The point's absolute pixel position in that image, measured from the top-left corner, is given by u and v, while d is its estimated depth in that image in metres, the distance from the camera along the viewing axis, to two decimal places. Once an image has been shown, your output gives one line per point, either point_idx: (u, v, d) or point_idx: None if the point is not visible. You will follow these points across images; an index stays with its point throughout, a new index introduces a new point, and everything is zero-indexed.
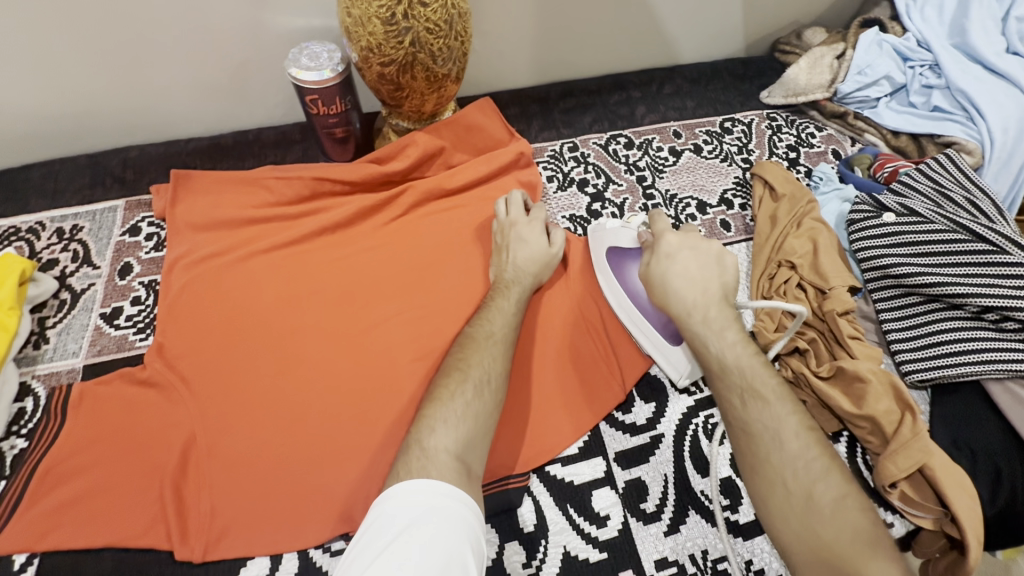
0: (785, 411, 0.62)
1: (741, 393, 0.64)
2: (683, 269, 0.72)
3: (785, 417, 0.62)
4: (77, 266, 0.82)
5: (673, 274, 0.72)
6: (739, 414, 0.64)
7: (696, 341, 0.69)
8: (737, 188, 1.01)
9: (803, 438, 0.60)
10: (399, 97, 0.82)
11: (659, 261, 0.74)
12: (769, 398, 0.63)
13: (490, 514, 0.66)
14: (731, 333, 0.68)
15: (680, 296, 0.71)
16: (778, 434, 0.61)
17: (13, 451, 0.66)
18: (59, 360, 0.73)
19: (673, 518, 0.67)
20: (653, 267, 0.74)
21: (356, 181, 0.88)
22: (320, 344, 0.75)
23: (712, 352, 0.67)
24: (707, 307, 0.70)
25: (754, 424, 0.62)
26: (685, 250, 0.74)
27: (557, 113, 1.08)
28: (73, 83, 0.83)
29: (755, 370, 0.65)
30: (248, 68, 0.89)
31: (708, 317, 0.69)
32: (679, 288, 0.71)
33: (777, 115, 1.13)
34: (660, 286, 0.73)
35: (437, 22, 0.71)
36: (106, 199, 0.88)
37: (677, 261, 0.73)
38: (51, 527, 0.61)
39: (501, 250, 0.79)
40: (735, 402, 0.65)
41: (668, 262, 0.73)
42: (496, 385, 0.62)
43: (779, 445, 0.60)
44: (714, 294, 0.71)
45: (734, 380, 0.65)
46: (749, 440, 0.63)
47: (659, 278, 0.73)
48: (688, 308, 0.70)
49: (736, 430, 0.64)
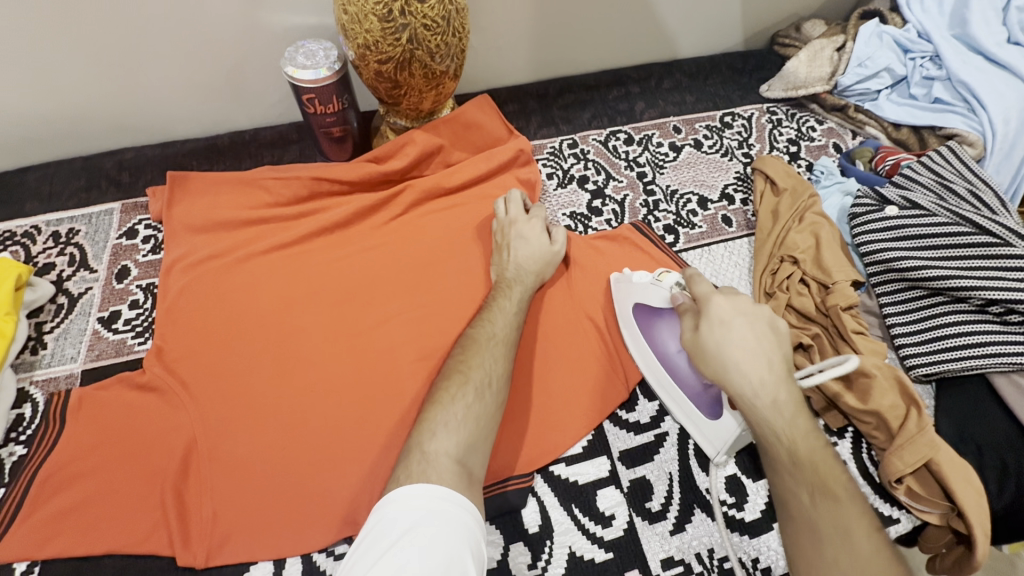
0: (859, 515, 0.52)
1: (808, 486, 0.55)
2: (745, 341, 0.59)
3: (861, 524, 0.51)
4: (73, 270, 0.81)
5: (732, 344, 0.59)
6: (807, 512, 0.54)
7: (756, 421, 0.58)
8: (738, 183, 1.00)
9: (875, 543, 0.50)
10: (397, 96, 0.81)
11: (712, 327, 0.61)
12: (840, 496, 0.53)
13: (493, 515, 0.65)
14: (803, 420, 0.57)
15: (740, 373, 0.58)
16: (848, 537, 0.51)
17: (12, 458, 0.66)
18: (57, 365, 0.73)
19: (679, 517, 0.66)
20: (704, 333, 0.61)
21: (354, 180, 0.87)
22: (320, 346, 0.75)
23: (778, 439, 0.57)
24: (776, 388, 0.57)
25: (821, 524, 0.53)
26: (740, 316, 0.60)
27: (555, 109, 1.07)
28: (66, 85, 0.82)
29: (825, 459, 0.56)
30: (244, 67, 0.88)
31: (778, 400, 0.57)
32: (740, 359, 0.59)
33: (777, 109, 1.12)
34: (716, 357, 0.60)
35: (434, 18, 0.70)
36: (102, 202, 0.87)
37: (736, 327, 0.60)
38: (51, 534, 0.61)
39: (501, 248, 0.79)
40: (803, 497, 0.55)
41: (724, 329, 0.60)
42: (498, 387, 0.62)
43: (850, 551, 0.50)
44: (780, 369, 0.58)
45: (801, 470, 0.55)
46: (814, 539, 0.53)
47: (713, 347, 0.60)
48: (753, 389, 0.57)
49: (798, 528, 0.54)
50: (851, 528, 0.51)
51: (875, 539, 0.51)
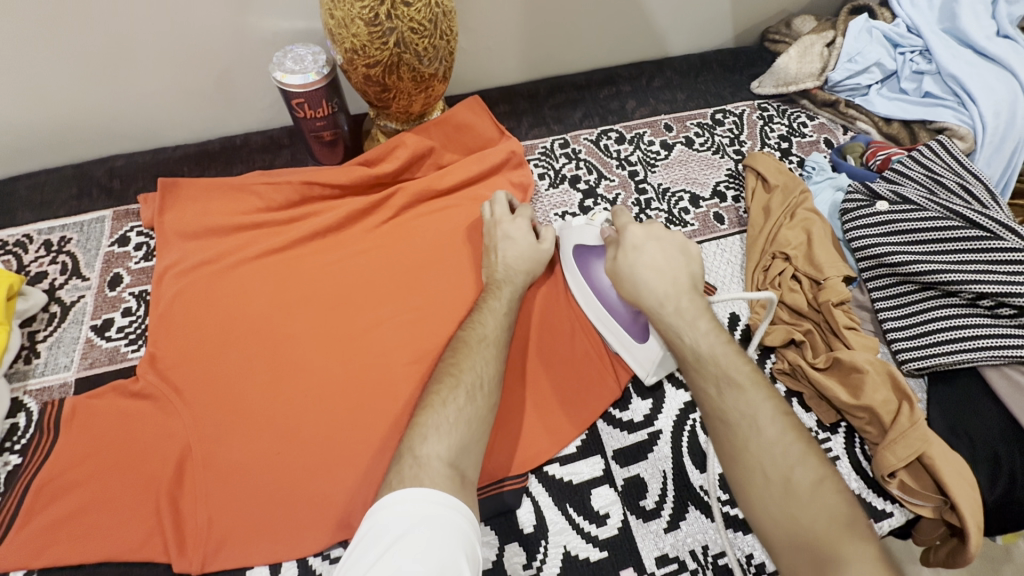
0: (757, 394, 0.58)
1: (715, 381, 0.60)
2: (653, 260, 0.69)
3: (761, 403, 0.58)
4: (66, 278, 0.81)
5: (642, 266, 0.68)
6: (716, 404, 0.60)
7: (669, 332, 0.66)
8: (730, 180, 1.00)
9: (779, 425, 0.56)
10: (386, 99, 0.81)
11: (626, 254, 0.71)
12: (741, 383, 0.59)
13: (488, 516, 0.66)
14: (704, 322, 0.64)
15: (650, 290, 0.67)
16: (755, 420, 0.57)
17: (7, 468, 0.66)
18: (50, 374, 0.73)
19: (673, 514, 0.67)
20: (622, 261, 0.70)
21: (345, 183, 0.87)
22: (313, 350, 0.75)
23: (686, 342, 0.64)
24: (678, 298, 0.66)
25: (730, 413, 0.58)
26: (652, 241, 0.71)
27: (547, 109, 1.07)
28: (55, 93, 0.82)
29: (728, 354, 0.62)
30: (234, 73, 0.88)
31: (680, 307, 0.66)
32: (648, 277, 0.68)
33: (768, 105, 1.12)
34: (630, 281, 0.69)
35: (421, 21, 0.70)
36: (93, 209, 0.87)
37: (646, 251, 0.69)
38: (47, 543, 0.61)
39: (490, 250, 0.79)
40: (711, 389, 0.60)
41: (636, 254, 0.70)
42: (489, 388, 0.62)
43: (756, 431, 0.56)
44: (684, 281, 0.68)
45: (705, 367, 0.62)
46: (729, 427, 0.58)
47: (626, 270, 0.69)
48: (660, 301, 0.66)
49: (713, 419, 0.60)
50: (758, 415, 0.57)
51: (779, 416, 0.57)
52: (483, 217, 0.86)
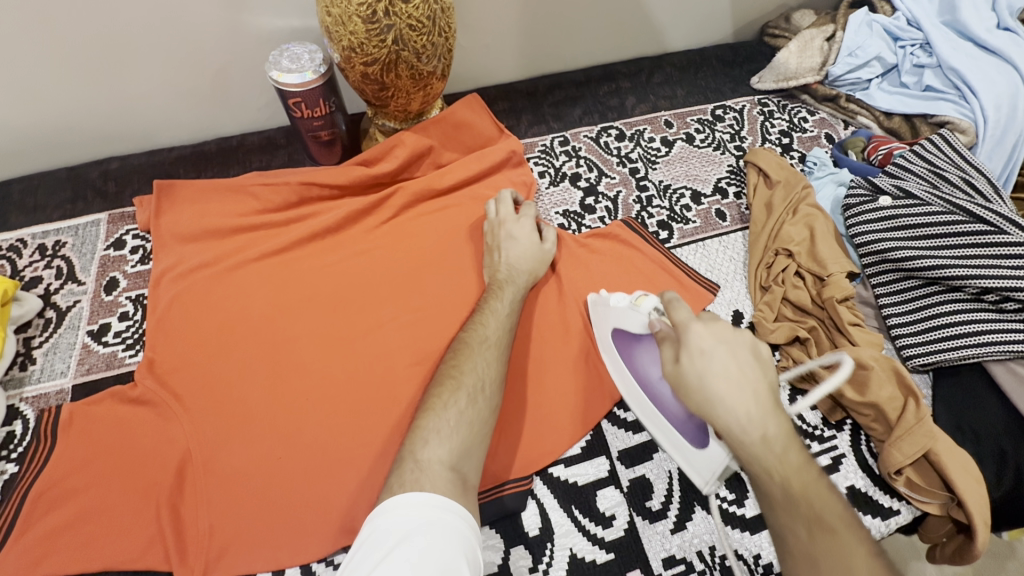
0: (857, 541, 0.46)
1: (805, 522, 0.48)
2: (727, 365, 0.53)
3: (862, 553, 0.45)
4: (61, 283, 0.80)
5: (713, 374, 0.53)
6: (806, 552, 0.47)
7: (750, 461, 0.51)
8: (731, 176, 0.99)
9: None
10: (385, 97, 0.80)
11: (692, 357, 0.55)
12: (837, 528, 0.47)
13: (493, 520, 0.65)
14: (793, 451, 0.50)
15: (725, 405, 0.52)
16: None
17: (4, 477, 0.65)
18: (47, 380, 0.72)
19: (679, 515, 0.66)
20: (684, 364, 0.55)
21: (343, 184, 0.86)
22: (313, 353, 0.74)
23: (771, 475, 0.50)
24: (761, 422, 0.51)
25: (822, 563, 0.46)
26: (722, 343, 0.54)
27: (546, 106, 1.06)
28: (47, 95, 0.81)
29: (818, 487, 0.49)
30: (229, 72, 0.87)
31: (768, 435, 0.51)
32: (722, 391, 0.52)
33: (769, 100, 1.11)
34: (698, 389, 0.54)
35: (419, 18, 0.69)
36: (88, 213, 0.86)
37: (716, 354, 0.54)
38: (44, 553, 0.60)
39: (492, 250, 0.78)
40: (800, 533, 0.48)
41: (703, 358, 0.54)
42: (492, 392, 0.61)
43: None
44: (767, 397, 0.53)
45: (798, 508, 0.49)
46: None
47: (694, 379, 0.54)
48: (739, 424, 0.51)
49: (798, 567, 0.48)
50: (855, 568, 0.45)
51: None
52: (485, 216, 0.85)
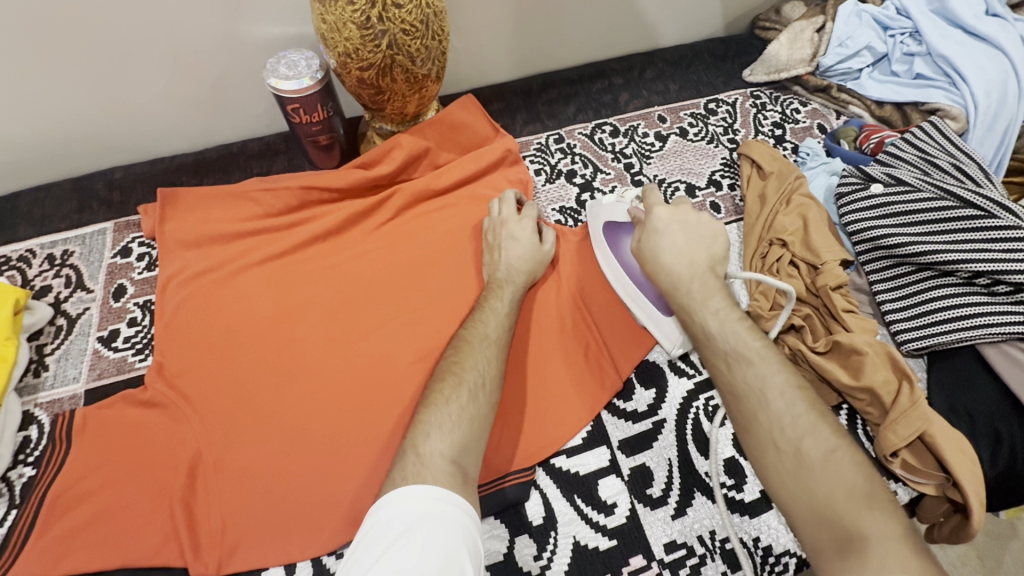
0: (769, 370, 0.63)
1: (726, 358, 0.66)
2: (672, 242, 0.72)
3: (771, 374, 0.63)
4: (70, 291, 0.82)
5: (663, 249, 0.72)
6: (729, 381, 0.65)
7: (684, 313, 0.70)
8: (725, 169, 1.01)
9: (789, 398, 0.61)
10: (381, 101, 0.82)
11: (648, 236, 0.74)
12: (751, 358, 0.64)
13: (497, 510, 0.66)
14: (716, 301, 0.69)
15: (668, 269, 0.71)
16: (764, 393, 0.62)
17: (22, 480, 0.67)
18: (60, 386, 0.73)
19: (680, 501, 0.68)
20: (644, 241, 0.74)
21: (342, 187, 0.88)
22: (317, 353, 0.76)
23: (700, 322, 0.68)
24: (692, 279, 0.70)
25: (741, 386, 0.63)
26: (674, 225, 0.74)
27: (540, 105, 1.07)
28: (53, 108, 0.83)
29: (741, 335, 0.66)
30: (228, 80, 0.89)
31: (694, 292, 0.69)
32: (666, 258, 0.72)
33: (761, 92, 1.12)
34: (651, 257, 0.73)
35: (413, 22, 0.71)
36: (94, 222, 0.88)
37: (668, 232, 0.73)
38: (62, 553, 0.61)
39: (493, 249, 0.79)
40: (722, 366, 0.65)
41: (655, 237, 0.74)
42: (492, 388, 0.63)
43: (766, 402, 0.61)
44: (702, 262, 0.71)
45: (720, 349, 0.66)
46: (738, 401, 0.63)
47: (649, 251, 0.73)
48: (676, 281, 0.71)
49: (726, 395, 0.65)
50: (766, 387, 0.62)
51: (793, 394, 0.61)
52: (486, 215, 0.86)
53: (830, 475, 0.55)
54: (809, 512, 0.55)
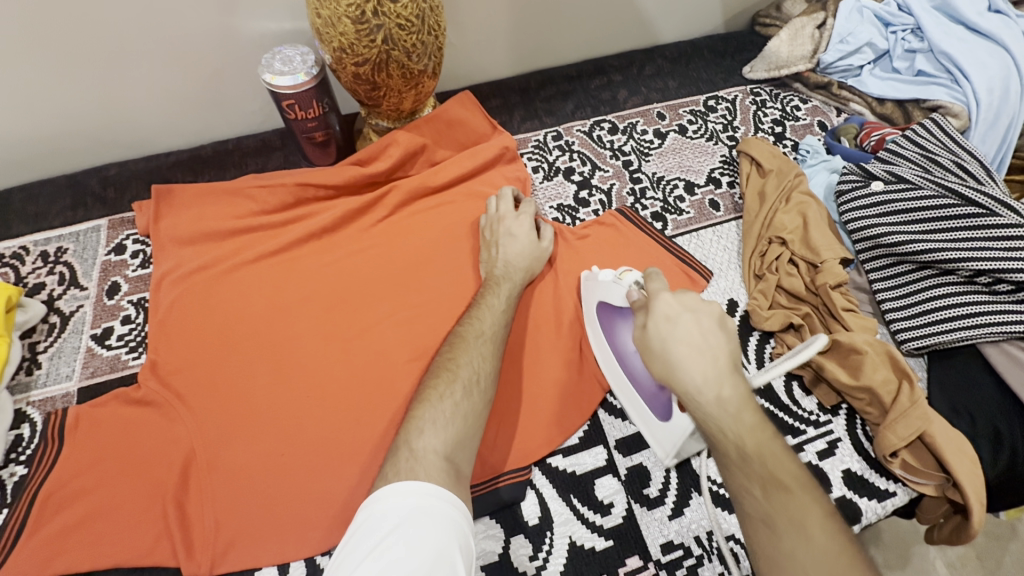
0: (813, 503, 0.46)
1: (760, 481, 0.48)
2: (687, 329, 0.54)
3: (812, 507, 0.46)
4: (64, 288, 0.81)
5: (676, 340, 0.54)
6: (762, 512, 0.48)
7: (707, 423, 0.52)
8: (725, 167, 1.00)
9: (834, 538, 0.45)
10: (377, 97, 0.81)
11: (657, 323, 0.56)
12: (788, 485, 0.48)
13: (493, 510, 0.66)
14: (751, 411, 0.51)
15: (684, 369, 0.53)
16: (803, 531, 0.45)
17: (14, 479, 0.66)
18: (52, 384, 0.73)
19: (677, 501, 0.67)
20: (650, 330, 0.57)
21: (338, 183, 0.87)
22: (312, 351, 0.75)
23: (725, 433, 0.51)
24: (719, 383, 0.52)
25: (777, 520, 0.47)
26: (687, 311, 0.55)
27: (538, 102, 1.06)
28: (46, 103, 0.82)
29: (777, 450, 0.49)
30: (223, 76, 0.88)
31: (722, 394, 0.51)
32: (681, 356, 0.53)
33: (761, 89, 1.12)
34: (661, 355, 0.55)
35: (409, 17, 0.70)
36: (89, 219, 0.87)
37: (681, 321, 0.55)
38: (54, 553, 0.61)
39: (490, 246, 0.79)
40: (755, 492, 0.49)
41: (667, 324, 0.55)
42: (487, 386, 0.62)
43: (805, 543, 0.45)
44: (727, 362, 0.53)
45: (754, 469, 0.49)
46: (771, 537, 0.47)
47: (658, 344, 0.55)
48: (696, 385, 0.52)
49: (754, 526, 0.48)
50: (806, 522, 0.46)
51: (836, 534, 0.45)
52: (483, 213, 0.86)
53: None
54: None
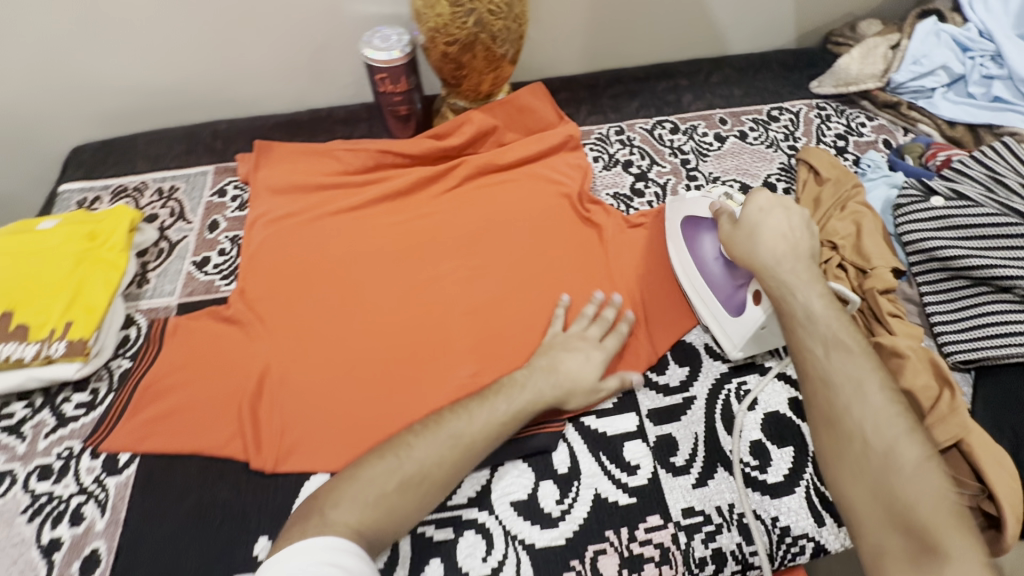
0: (869, 367, 0.64)
1: (823, 345, 0.66)
2: (776, 224, 0.73)
3: (866, 370, 0.64)
4: (173, 220, 0.92)
5: (767, 227, 0.73)
6: (822, 368, 0.65)
7: (782, 293, 0.70)
8: (782, 173, 1.01)
9: (882, 395, 0.62)
10: (459, 77, 0.89)
11: (751, 215, 0.75)
12: (851, 349, 0.65)
13: (527, 454, 0.71)
14: (822, 290, 0.69)
15: (768, 248, 0.71)
16: (858, 388, 0.63)
17: (121, 369, 0.76)
18: (157, 297, 0.83)
19: (702, 472, 0.70)
20: (744, 220, 0.75)
21: (415, 154, 0.96)
22: (378, 296, 0.83)
23: (798, 304, 0.68)
24: (793, 260, 0.71)
25: (835, 375, 0.64)
26: (779, 207, 0.74)
27: (605, 98, 1.12)
28: (179, 61, 0.96)
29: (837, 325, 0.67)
30: (326, 50, 0.99)
31: (797, 273, 0.70)
32: (768, 238, 0.72)
33: (827, 105, 1.12)
34: (750, 236, 0.73)
35: (499, 4, 0.78)
36: (199, 164, 0.99)
37: (772, 215, 0.74)
38: (148, 433, 0.70)
39: (547, 349, 0.75)
40: (817, 352, 0.66)
41: (758, 218, 0.74)
42: (428, 486, 0.62)
43: (858, 397, 0.62)
44: (805, 252, 0.72)
45: (819, 336, 0.66)
46: (827, 387, 0.64)
47: (749, 228, 0.74)
48: (777, 261, 0.71)
49: (814, 381, 0.65)
50: (860, 381, 0.63)
51: (886, 393, 0.62)
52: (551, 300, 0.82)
53: (925, 487, 0.56)
54: (881, 513, 0.57)
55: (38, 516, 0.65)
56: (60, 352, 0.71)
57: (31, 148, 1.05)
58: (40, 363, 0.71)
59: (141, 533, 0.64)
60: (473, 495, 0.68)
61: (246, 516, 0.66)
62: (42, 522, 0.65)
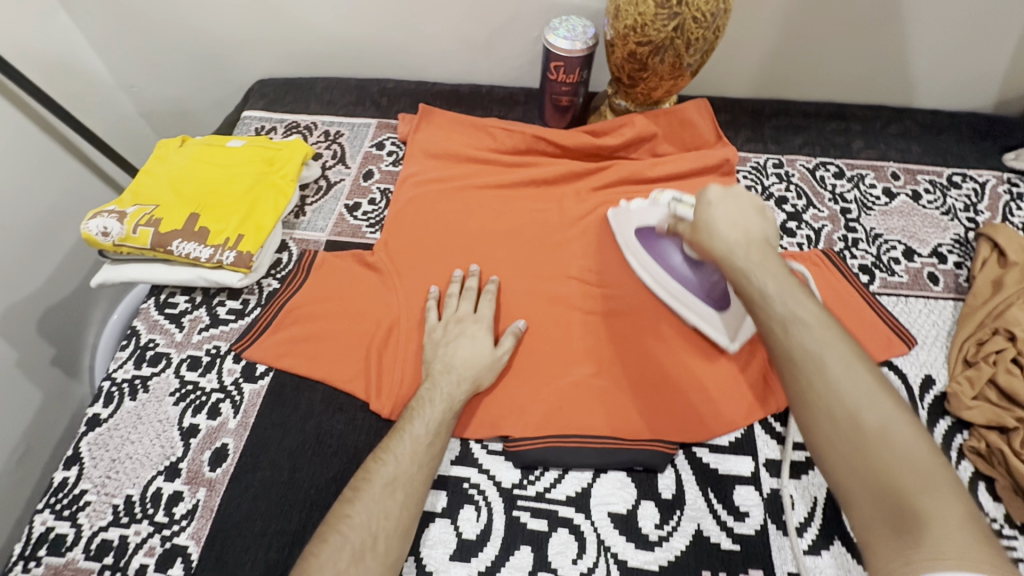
0: (832, 335, 0.50)
1: (780, 319, 0.52)
2: (727, 211, 0.63)
3: (832, 340, 0.49)
4: (334, 162, 0.99)
5: (718, 218, 0.62)
6: (782, 345, 0.51)
7: (737, 276, 0.58)
8: (955, 246, 0.92)
9: (849, 366, 0.48)
10: (637, 78, 0.88)
11: (700, 210, 0.65)
12: (809, 320, 0.51)
13: (631, 469, 0.69)
14: (775, 264, 0.56)
15: (725, 237, 0.60)
16: (822, 363, 0.48)
17: (270, 288, 0.83)
18: (309, 231, 0.90)
19: (816, 540, 0.65)
20: (697, 216, 0.65)
21: (569, 146, 0.96)
22: (509, 275, 0.84)
23: (753, 281, 0.56)
24: (747, 244, 0.59)
25: (795, 351, 0.50)
26: (729, 196, 0.64)
27: (768, 128, 1.07)
28: (371, 19, 1.01)
29: (797, 294, 0.53)
30: (504, 31, 1.01)
31: (751, 254, 0.58)
32: (720, 228, 0.61)
33: (1021, 181, 1.00)
34: (705, 229, 0.63)
35: (705, 12, 0.76)
36: (363, 116, 1.05)
37: (720, 205, 0.63)
38: (285, 352, 0.75)
39: (435, 346, 0.73)
40: (773, 328, 0.52)
41: (708, 208, 0.64)
42: (383, 545, 0.56)
43: (822, 371, 0.48)
44: (759, 236, 0.60)
45: (776, 312, 0.53)
46: (792, 365, 0.50)
47: (704, 225, 0.63)
48: (730, 248, 0.59)
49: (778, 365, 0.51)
50: (826, 353, 0.49)
51: (853, 360, 0.48)
52: (491, 287, 0.80)
53: (907, 470, 0.42)
54: (867, 499, 0.43)
55: (183, 401, 0.72)
56: (230, 260, 0.77)
57: (220, 72, 1.15)
58: (211, 266, 0.78)
59: (263, 442, 0.69)
60: (571, 495, 0.67)
61: (357, 452, 0.69)
62: (185, 407, 0.71)
